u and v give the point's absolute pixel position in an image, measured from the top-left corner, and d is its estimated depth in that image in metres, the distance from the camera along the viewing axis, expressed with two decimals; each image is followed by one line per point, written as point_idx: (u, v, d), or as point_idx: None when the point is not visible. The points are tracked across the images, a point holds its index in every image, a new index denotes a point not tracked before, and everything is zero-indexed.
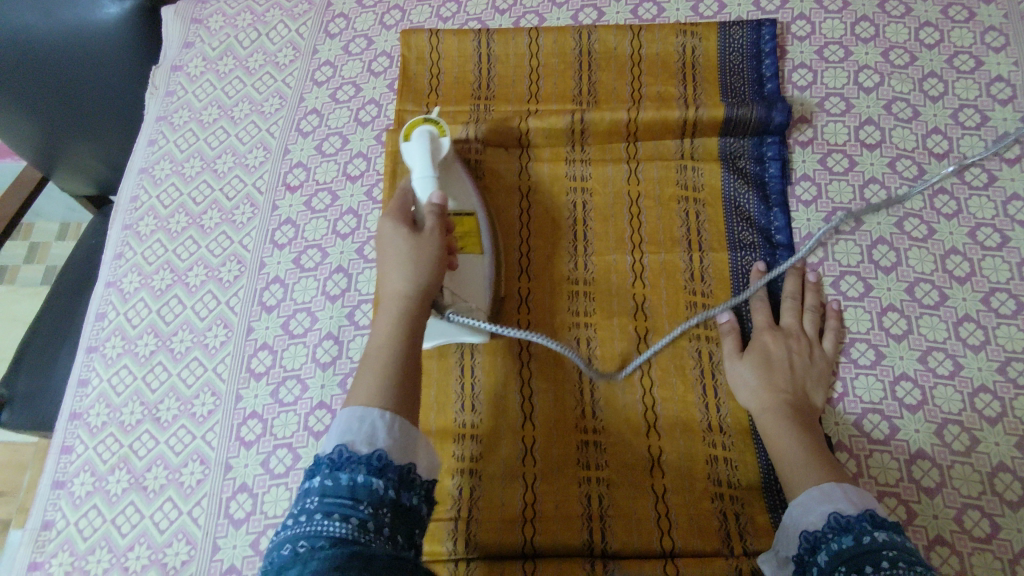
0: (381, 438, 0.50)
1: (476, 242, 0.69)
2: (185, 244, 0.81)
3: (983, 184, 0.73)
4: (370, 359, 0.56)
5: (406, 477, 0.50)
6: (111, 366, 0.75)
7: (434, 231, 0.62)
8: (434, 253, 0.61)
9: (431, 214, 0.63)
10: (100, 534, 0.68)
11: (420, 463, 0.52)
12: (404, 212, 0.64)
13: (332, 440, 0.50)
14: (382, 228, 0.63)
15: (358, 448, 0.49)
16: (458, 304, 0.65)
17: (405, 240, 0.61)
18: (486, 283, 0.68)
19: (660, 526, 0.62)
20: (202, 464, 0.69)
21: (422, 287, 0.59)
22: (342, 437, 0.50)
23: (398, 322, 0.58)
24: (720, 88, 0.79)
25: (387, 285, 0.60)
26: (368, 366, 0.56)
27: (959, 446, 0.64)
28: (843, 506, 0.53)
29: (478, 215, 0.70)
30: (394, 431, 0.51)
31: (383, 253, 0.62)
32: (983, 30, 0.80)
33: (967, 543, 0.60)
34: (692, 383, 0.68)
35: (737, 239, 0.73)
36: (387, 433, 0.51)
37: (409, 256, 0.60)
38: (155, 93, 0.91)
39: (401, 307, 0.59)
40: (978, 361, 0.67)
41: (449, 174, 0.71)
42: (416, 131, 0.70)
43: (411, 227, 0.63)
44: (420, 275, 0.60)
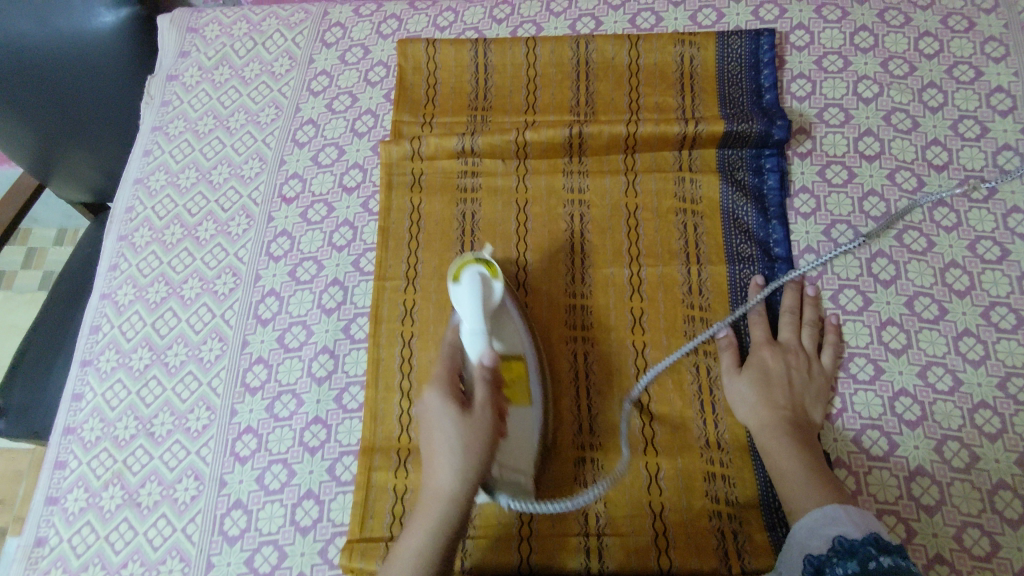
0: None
1: (525, 393, 0.63)
2: (180, 257, 0.80)
3: (983, 197, 0.73)
4: (398, 565, 0.52)
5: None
6: (105, 380, 0.75)
7: (485, 404, 0.55)
8: (487, 440, 0.54)
9: (484, 392, 0.55)
10: (94, 551, 0.67)
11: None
12: (451, 375, 0.57)
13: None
14: (428, 399, 0.55)
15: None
16: (508, 474, 0.59)
17: (453, 423, 0.53)
18: (532, 441, 0.62)
19: (657, 544, 0.62)
20: (196, 479, 0.69)
21: (469, 486, 0.53)
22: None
23: (437, 525, 0.52)
24: (719, 99, 0.78)
25: (431, 477, 0.54)
26: (396, 574, 0.51)
27: (959, 463, 0.63)
28: (846, 528, 0.52)
29: (529, 359, 0.64)
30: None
31: (428, 424, 0.55)
32: (983, 40, 0.80)
33: (967, 562, 0.60)
34: (690, 399, 0.67)
35: (735, 253, 0.72)
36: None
37: (456, 443, 0.53)
38: (150, 102, 0.90)
39: (443, 507, 0.52)
40: (978, 376, 0.66)
41: (501, 318, 0.64)
42: (464, 274, 0.63)
43: (460, 401, 0.55)
44: (468, 468, 0.52)
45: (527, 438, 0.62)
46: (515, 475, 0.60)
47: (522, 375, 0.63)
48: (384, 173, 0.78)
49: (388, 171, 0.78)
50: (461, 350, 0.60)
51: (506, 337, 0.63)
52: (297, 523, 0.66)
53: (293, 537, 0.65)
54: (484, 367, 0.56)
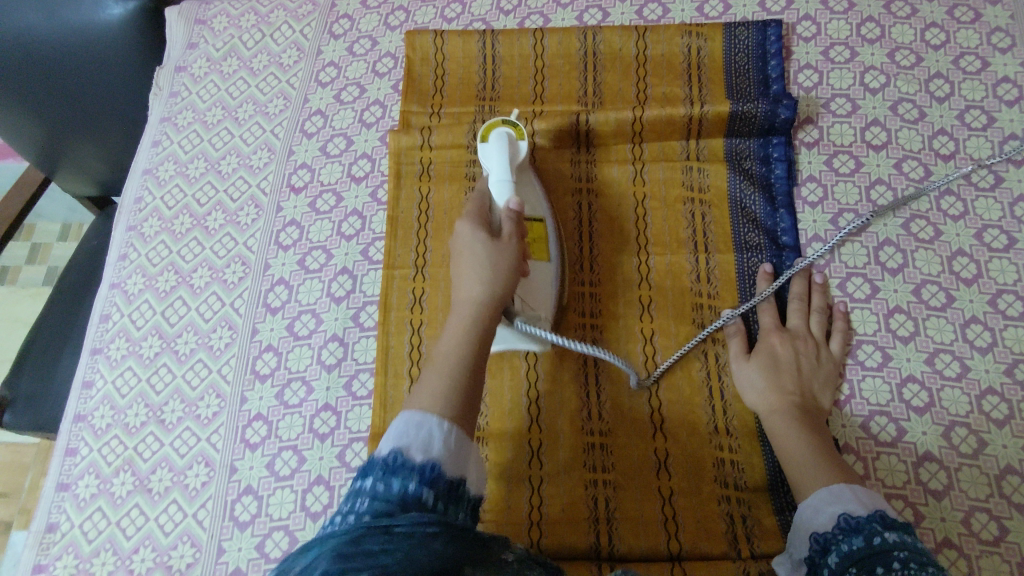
0: (437, 447, 0.46)
1: (545, 248, 0.67)
2: (189, 246, 0.80)
3: (990, 186, 0.73)
4: (439, 364, 0.52)
5: (455, 492, 0.45)
6: (115, 368, 0.75)
7: (512, 237, 0.60)
8: (512, 263, 0.58)
9: (510, 222, 0.60)
10: (105, 536, 0.68)
11: (471, 478, 0.48)
12: (481, 214, 0.62)
13: (387, 443, 0.46)
14: (460, 230, 0.60)
15: (414, 456, 0.45)
16: (529, 309, 0.63)
17: (483, 246, 0.58)
18: (551, 287, 0.66)
19: (667, 528, 0.62)
20: (207, 466, 0.69)
21: (498, 298, 0.56)
22: (398, 440, 0.46)
23: (473, 325, 0.54)
24: (726, 89, 0.78)
25: (461, 292, 0.57)
26: (433, 373, 0.52)
27: (967, 448, 0.64)
28: (854, 507, 0.52)
29: (547, 221, 0.69)
30: (450, 439, 0.47)
31: (459, 254, 0.59)
32: (990, 31, 0.80)
33: (975, 546, 0.60)
34: (698, 385, 0.68)
35: (743, 241, 0.73)
36: (445, 443, 0.46)
37: (487, 262, 0.57)
38: (159, 94, 0.91)
39: (476, 312, 0.55)
40: (985, 363, 0.66)
41: (524, 178, 0.69)
42: (493, 133, 0.68)
43: (489, 232, 0.60)
44: (497, 283, 0.56)
45: (547, 282, 0.66)
46: (535, 311, 0.63)
47: (543, 231, 0.68)
48: (393, 162, 0.79)
49: (396, 161, 0.78)
50: (489, 195, 0.65)
51: (527, 198, 0.69)
52: (307, 509, 0.66)
53: (304, 523, 0.66)
54: (511, 208, 0.61)
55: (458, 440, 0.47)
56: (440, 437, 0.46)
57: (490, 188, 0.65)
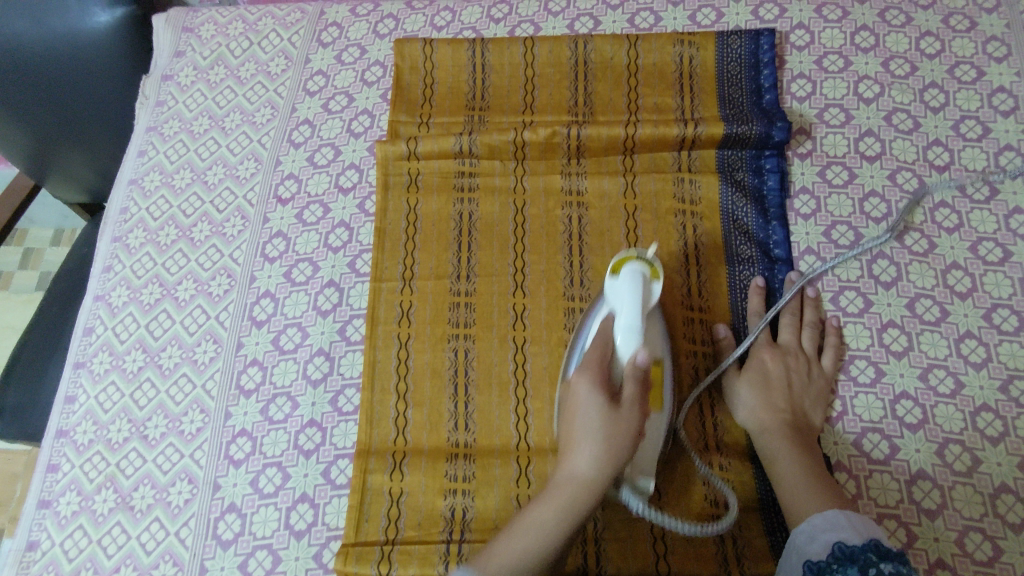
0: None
1: (660, 400, 0.60)
2: (175, 257, 0.79)
3: (984, 198, 0.72)
4: (514, 546, 0.51)
5: None
6: (98, 382, 0.74)
7: (632, 405, 0.54)
8: (628, 441, 0.53)
9: (632, 385, 0.55)
10: (86, 555, 0.66)
11: None
12: (601, 367, 0.56)
13: None
14: (578, 388, 0.56)
15: None
16: (636, 472, 0.59)
17: (601, 415, 0.54)
18: (658, 444, 0.60)
19: (656, 550, 0.61)
20: (190, 483, 0.68)
21: (603, 483, 0.53)
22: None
23: (568, 508, 0.52)
24: (718, 99, 0.77)
25: (570, 459, 0.54)
26: (516, 557, 0.50)
27: (961, 466, 0.63)
28: (846, 535, 0.51)
29: (665, 365, 0.62)
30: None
31: (574, 409, 0.56)
32: (985, 40, 0.79)
33: (969, 567, 0.59)
34: (690, 402, 0.67)
35: (734, 254, 0.72)
36: None
37: (601, 433, 0.53)
38: (146, 103, 0.90)
39: (574, 497, 0.52)
40: (980, 378, 0.65)
41: (649, 320, 0.62)
42: (626, 267, 0.60)
43: (609, 394, 0.55)
44: (607, 466, 0.53)
45: (657, 439, 0.60)
46: (640, 479, 0.59)
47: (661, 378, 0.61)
48: (381, 172, 0.77)
49: (384, 171, 0.77)
50: (612, 342, 0.58)
51: (651, 340, 0.61)
52: (290, 527, 0.65)
53: (287, 542, 0.65)
54: (637, 366, 0.55)
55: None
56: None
57: (614, 335, 0.58)
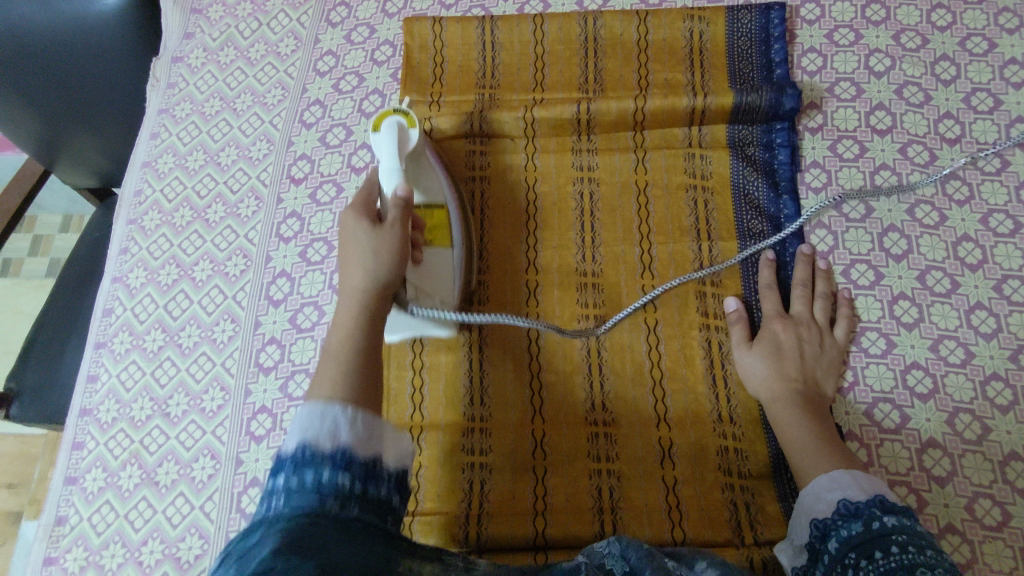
0: (343, 433, 0.43)
1: (448, 237, 0.67)
2: (191, 239, 0.80)
3: (995, 170, 0.72)
4: (329, 353, 0.50)
5: (372, 472, 0.44)
6: (119, 362, 0.75)
7: (397, 222, 0.57)
8: (396, 246, 0.56)
9: (396, 206, 0.58)
10: (113, 529, 0.68)
11: (387, 453, 0.45)
12: (367, 203, 0.59)
13: (290, 438, 0.43)
14: (344, 220, 0.58)
15: (322, 449, 0.42)
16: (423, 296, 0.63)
17: (366, 234, 0.56)
18: (452, 278, 0.67)
19: (671, 517, 0.62)
20: (213, 458, 0.69)
21: (384, 284, 0.54)
22: (301, 431, 0.43)
23: (355, 316, 0.52)
24: (728, 75, 0.78)
25: (346, 278, 0.55)
26: (329, 360, 0.49)
27: (971, 434, 0.64)
28: (851, 493, 0.53)
29: (449, 208, 0.69)
30: (357, 425, 0.44)
31: (343, 245, 0.57)
32: (997, 12, 0.79)
33: (979, 531, 0.60)
34: (702, 373, 0.67)
35: (746, 228, 0.72)
36: (352, 430, 0.44)
37: (371, 252, 0.55)
38: (156, 85, 0.90)
39: (361, 301, 0.53)
40: (990, 349, 0.66)
41: (420, 167, 0.68)
42: (384, 123, 0.66)
43: (373, 218, 0.57)
44: (381, 267, 0.54)
45: (445, 271, 0.66)
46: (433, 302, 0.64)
47: (445, 218, 0.68)
48: None
49: None
50: (378, 185, 0.63)
51: (426, 187, 0.68)
52: None
53: None
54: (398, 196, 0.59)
55: (369, 421, 0.45)
56: (347, 425, 0.44)
57: (379, 179, 0.63)
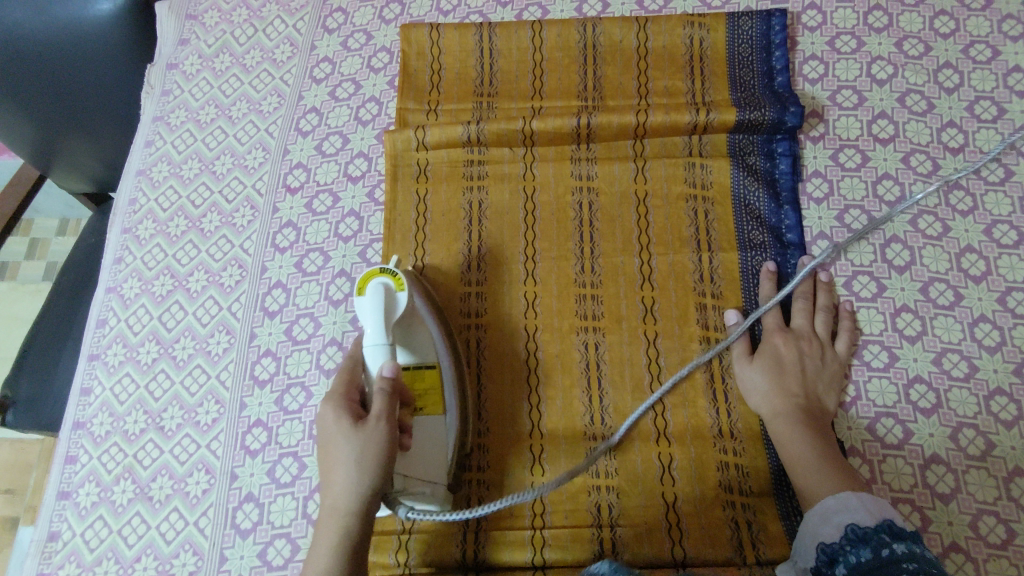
0: None
1: (439, 404, 0.62)
2: (185, 249, 0.79)
3: (999, 180, 0.72)
4: None
5: None
6: (113, 374, 0.74)
7: (381, 417, 0.53)
8: (383, 452, 0.52)
9: (380, 393, 0.54)
10: (107, 545, 0.67)
11: None
12: (349, 394, 0.56)
13: None
14: (324, 414, 0.55)
15: None
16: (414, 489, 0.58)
17: (346, 439, 0.52)
18: (446, 446, 0.62)
19: (671, 535, 0.61)
20: (208, 473, 0.69)
21: (368, 495, 0.52)
22: None
23: (334, 542, 0.51)
24: (729, 82, 0.77)
25: (329, 491, 0.52)
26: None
27: (974, 450, 0.63)
28: (860, 516, 0.52)
29: (441, 368, 0.64)
30: None
31: (325, 443, 0.54)
32: (1000, 18, 0.78)
33: (983, 549, 0.60)
34: (702, 387, 0.67)
35: (747, 239, 0.71)
36: None
37: (353, 455, 0.51)
38: (150, 92, 0.89)
39: (344, 526, 0.51)
40: (994, 362, 0.65)
41: (411, 325, 0.64)
42: (370, 284, 0.62)
43: (355, 414, 0.54)
44: (364, 483, 0.51)
45: (438, 450, 0.61)
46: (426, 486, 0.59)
47: (437, 382, 0.63)
48: (389, 162, 0.77)
49: (393, 162, 0.77)
50: (364, 362, 0.60)
51: (416, 348, 0.63)
52: (307, 516, 0.66)
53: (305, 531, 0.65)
54: (385, 377, 0.56)
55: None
56: None
57: (364, 352, 0.60)
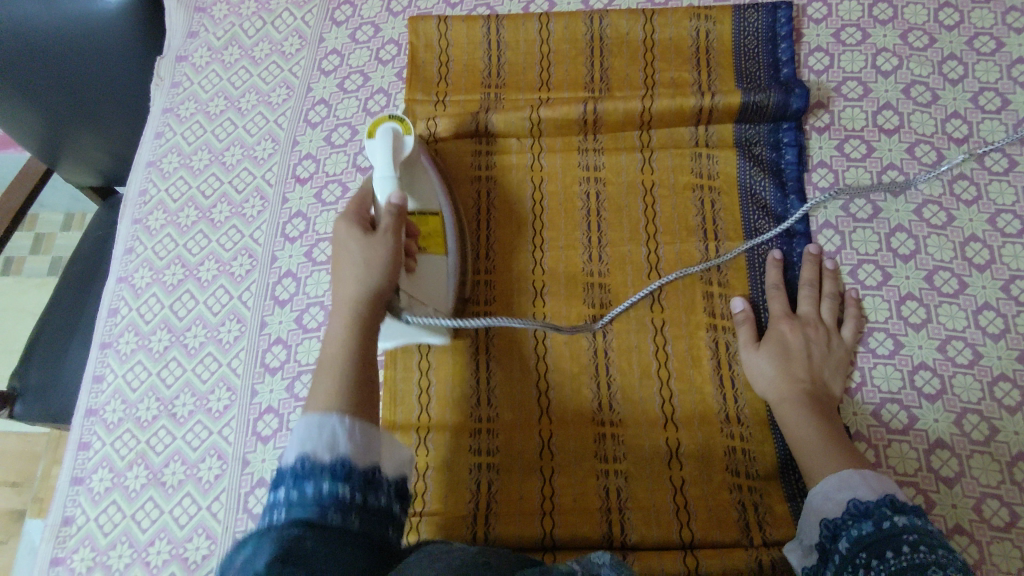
0: (341, 443, 0.47)
1: (442, 245, 0.68)
2: (196, 238, 0.80)
3: (1003, 169, 0.72)
4: (324, 365, 0.52)
5: (370, 480, 0.47)
6: (125, 362, 0.75)
7: (388, 228, 0.59)
8: (388, 254, 0.58)
9: (388, 213, 0.59)
10: (120, 529, 0.68)
11: (383, 465, 0.49)
12: (360, 212, 0.61)
13: (292, 450, 0.47)
14: (336, 228, 0.60)
15: (322, 460, 0.46)
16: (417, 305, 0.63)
17: (357, 243, 0.58)
18: (446, 282, 0.67)
19: (679, 518, 0.62)
20: (219, 459, 0.69)
21: (377, 290, 0.56)
22: (302, 446, 0.46)
23: (346, 324, 0.54)
24: (735, 74, 0.77)
25: (338, 289, 0.57)
26: (324, 371, 0.52)
27: (979, 435, 0.63)
28: (862, 493, 0.53)
29: (444, 214, 0.69)
30: (355, 436, 0.48)
31: (337, 251, 0.59)
32: (1005, 11, 0.78)
33: (986, 532, 0.60)
34: (709, 373, 0.67)
35: (753, 229, 0.72)
36: (349, 438, 0.47)
37: (361, 257, 0.57)
38: (160, 84, 0.90)
39: (352, 317, 0.54)
40: (998, 349, 0.66)
41: (414, 173, 0.69)
42: (379, 129, 0.67)
43: (365, 226, 0.59)
44: (373, 279, 0.56)
45: (439, 280, 0.66)
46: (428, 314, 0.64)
47: (439, 225, 0.68)
48: None
49: None
50: (373, 195, 0.64)
51: (418, 193, 0.68)
52: None
53: None
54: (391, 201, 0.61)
55: (366, 432, 0.49)
56: (344, 436, 0.47)
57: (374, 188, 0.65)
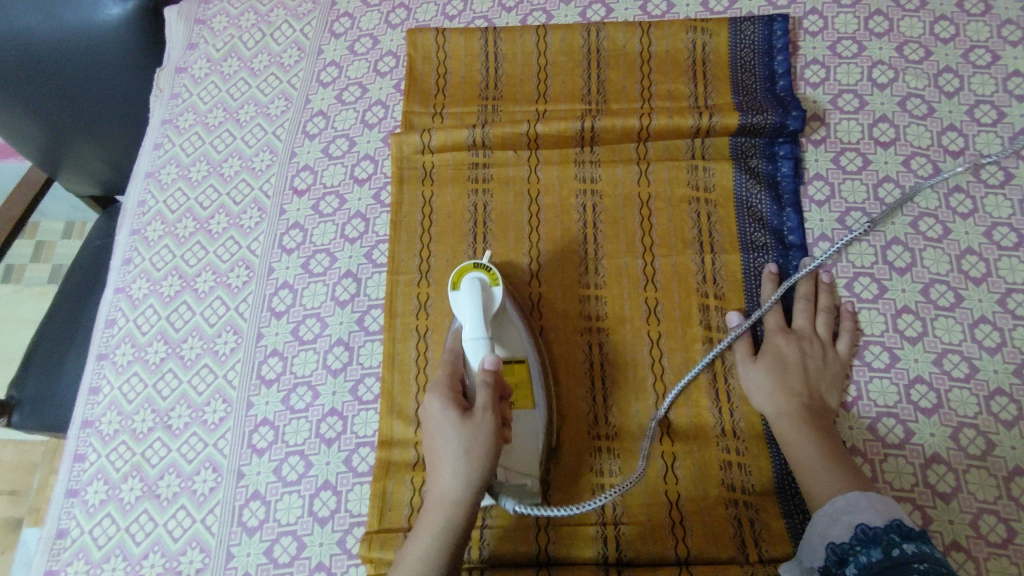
0: None
1: (530, 398, 0.64)
2: (193, 250, 0.80)
3: (999, 183, 0.72)
4: (406, 575, 0.53)
5: None
6: (121, 374, 0.75)
7: (485, 410, 0.57)
8: (487, 448, 0.55)
9: (483, 387, 0.57)
10: (115, 542, 0.68)
11: None
12: (454, 386, 0.59)
13: None
14: (430, 404, 0.58)
15: None
16: (513, 479, 0.62)
17: (455, 429, 0.56)
18: (536, 442, 0.64)
19: (675, 533, 0.62)
20: (214, 471, 0.69)
21: (471, 491, 0.55)
22: None
23: (439, 532, 0.54)
24: (732, 86, 0.77)
25: (437, 479, 0.56)
26: None
27: (975, 450, 0.63)
28: (868, 516, 0.53)
29: (531, 362, 0.66)
30: None
31: (432, 428, 0.58)
32: (1000, 24, 0.79)
33: (983, 548, 0.60)
34: (704, 387, 0.67)
35: (750, 241, 0.72)
36: None
37: (460, 449, 0.55)
38: (160, 95, 0.90)
39: (447, 512, 0.54)
40: (994, 363, 0.66)
41: (503, 321, 0.66)
42: (465, 281, 0.64)
43: (462, 406, 0.57)
44: (472, 475, 0.55)
45: (532, 440, 0.63)
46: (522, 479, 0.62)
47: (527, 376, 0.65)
48: (395, 167, 0.78)
49: (399, 166, 0.78)
50: (465, 354, 0.62)
51: (507, 343, 0.65)
52: (313, 514, 0.66)
53: (311, 528, 0.66)
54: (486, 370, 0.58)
55: None
56: None
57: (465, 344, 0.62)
